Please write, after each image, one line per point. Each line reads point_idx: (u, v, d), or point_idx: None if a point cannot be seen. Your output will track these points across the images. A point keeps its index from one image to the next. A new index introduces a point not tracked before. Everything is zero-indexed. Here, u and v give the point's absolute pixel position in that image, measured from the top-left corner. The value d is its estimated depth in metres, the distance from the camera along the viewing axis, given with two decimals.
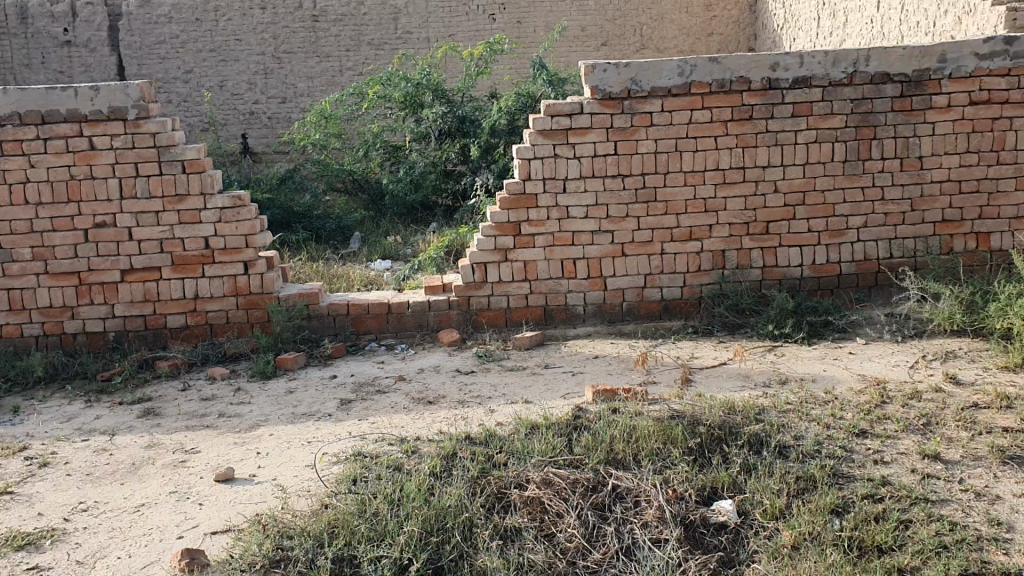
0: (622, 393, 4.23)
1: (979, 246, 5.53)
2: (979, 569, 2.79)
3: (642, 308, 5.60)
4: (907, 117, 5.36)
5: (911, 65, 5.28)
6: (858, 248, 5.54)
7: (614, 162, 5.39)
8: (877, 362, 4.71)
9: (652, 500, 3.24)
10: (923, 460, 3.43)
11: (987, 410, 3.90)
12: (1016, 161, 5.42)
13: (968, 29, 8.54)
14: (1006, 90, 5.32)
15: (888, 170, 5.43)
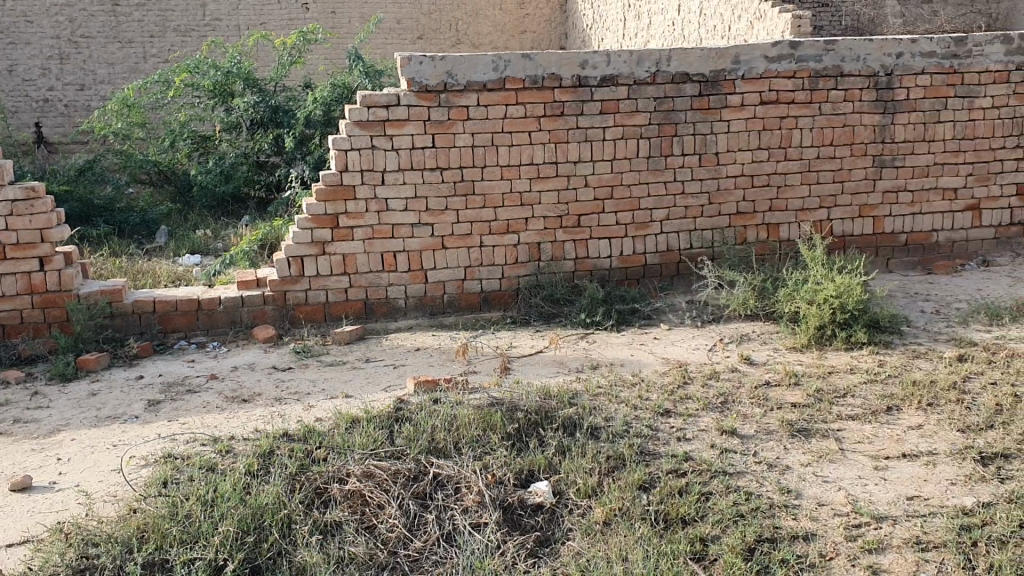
0: (442, 383, 4.27)
1: (770, 237, 5.96)
2: (772, 534, 2.94)
3: (461, 300, 5.69)
4: (704, 115, 5.69)
5: (708, 66, 5.61)
6: (662, 240, 5.85)
7: (432, 156, 5.42)
8: (679, 347, 4.99)
9: (472, 486, 3.30)
10: (721, 436, 3.68)
11: (777, 387, 4.22)
12: (801, 158, 5.86)
13: (753, 33, 9.40)
14: (792, 92, 5.74)
15: (690, 166, 5.75)
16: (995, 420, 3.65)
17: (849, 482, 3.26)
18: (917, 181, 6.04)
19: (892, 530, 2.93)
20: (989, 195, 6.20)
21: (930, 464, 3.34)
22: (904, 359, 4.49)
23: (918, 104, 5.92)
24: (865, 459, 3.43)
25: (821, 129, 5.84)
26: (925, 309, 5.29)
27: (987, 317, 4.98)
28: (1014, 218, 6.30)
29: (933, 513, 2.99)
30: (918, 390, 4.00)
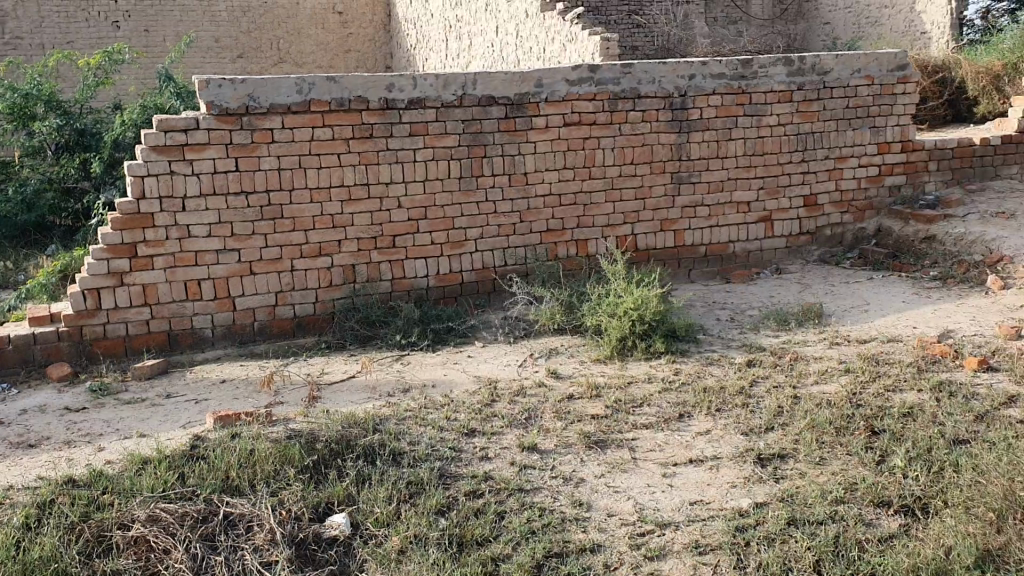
0: (243, 417, 4.13)
1: (578, 252, 6.11)
2: (562, 549, 3.00)
3: (272, 327, 5.52)
4: (512, 137, 5.79)
5: (513, 89, 5.71)
6: (477, 258, 5.89)
7: (236, 180, 5.26)
8: (491, 364, 5.02)
9: (264, 523, 3.20)
10: (521, 452, 3.73)
11: (581, 399, 4.32)
12: (606, 176, 6.05)
13: (566, 55, 9.67)
14: (593, 113, 5.93)
15: (500, 185, 5.83)
16: (775, 422, 3.86)
17: (638, 491, 3.37)
18: (713, 195, 6.36)
19: (674, 535, 3.05)
20: (779, 207, 6.59)
21: (713, 468, 3.50)
22: (699, 366, 4.70)
23: (711, 123, 6.23)
24: (655, 467, 3.55)
25: (623, 148, 6.06)
26: (721, 317, 5.56)
27: (776, 323, 5.29)
28: (803, 228, 6.72)
29: (712, 517, 3.13)
30: (709, 396, 4.18)
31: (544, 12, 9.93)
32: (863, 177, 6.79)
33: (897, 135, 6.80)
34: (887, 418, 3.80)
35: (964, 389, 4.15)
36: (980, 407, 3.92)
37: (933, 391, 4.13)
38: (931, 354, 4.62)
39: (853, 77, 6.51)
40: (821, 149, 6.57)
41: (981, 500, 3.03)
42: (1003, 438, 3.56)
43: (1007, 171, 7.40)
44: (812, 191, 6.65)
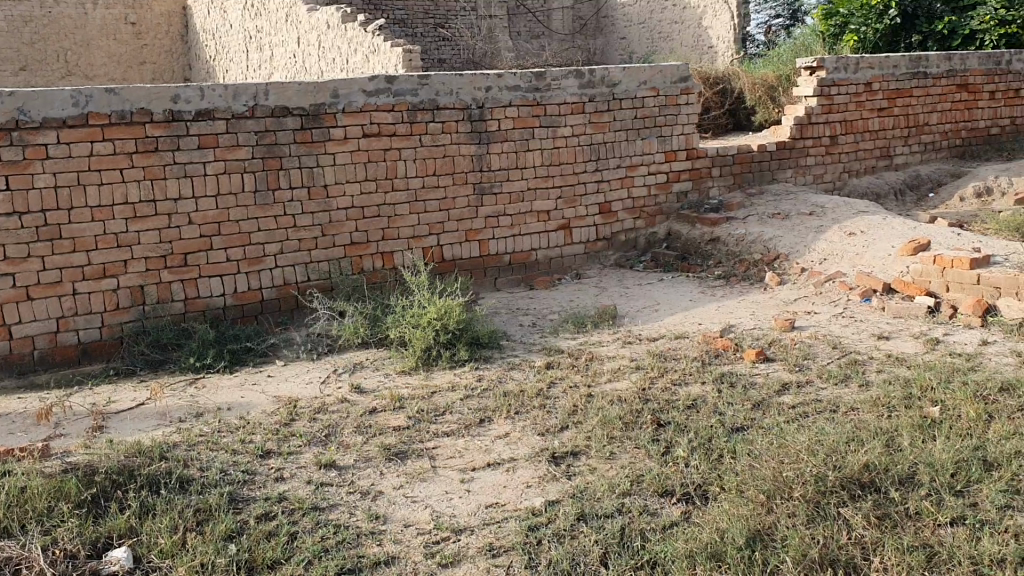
0: (16, 452, 3.82)
1: (383, 265, 6.07)
2: (355, 565, 2.95)
3: (55, 355, 5.14)
4: (308, 148, 5.68)
5: (307, 99, 5.62)
6: (276, 274, 5.73)
7: (7, 200, 4.88)
8: (291, 382, 4.89)
9: (35, 565, 2.98)
10: (318, 470, 3.66)
11: (382, 412, 4.29)
12: (407, 188, 6.05)
13: (369, 66, 9.64)
14: (392, 124, 5.92)
15: (298, 199, 5.70)
16: (569, 421, 3.97)
17: (435, 499, 3.37)
18: (515, 205, 6.49)
19: (468, 540, 3.07)
20: (577, 215, 6.80)
21: (509, 470, 3.55)
22: (500, 371, 4.77)
23: (509, 134, 6.36)
24: (453, 473, 3.57)
25: (423, 159, 6.07)
26: (523, 323, 5.66)
27: (574, 326, 5.45)
28: (600, 235, 6.96)
29: (506, 518, 3.18)
30: (508, 400, 4.25)
31: (344, 23, 9.86)
32: (653, 184, 7.13)
33: (682, 143, 7.19)
34: (672, 410, 3.99)
35: (743, 379, 4.42)
36: (757, 395, 4.18)
37: (715, 382, 4.38)
38: (715, 348, 4.90)
39: (639, 89, 6.84)
40: (613, 159, 6.85)
41: (752, 483, 3.22)
42: (775, 423, 3.81)
43: (782, 175, 7.97)
44: (607, 199, 6.91)
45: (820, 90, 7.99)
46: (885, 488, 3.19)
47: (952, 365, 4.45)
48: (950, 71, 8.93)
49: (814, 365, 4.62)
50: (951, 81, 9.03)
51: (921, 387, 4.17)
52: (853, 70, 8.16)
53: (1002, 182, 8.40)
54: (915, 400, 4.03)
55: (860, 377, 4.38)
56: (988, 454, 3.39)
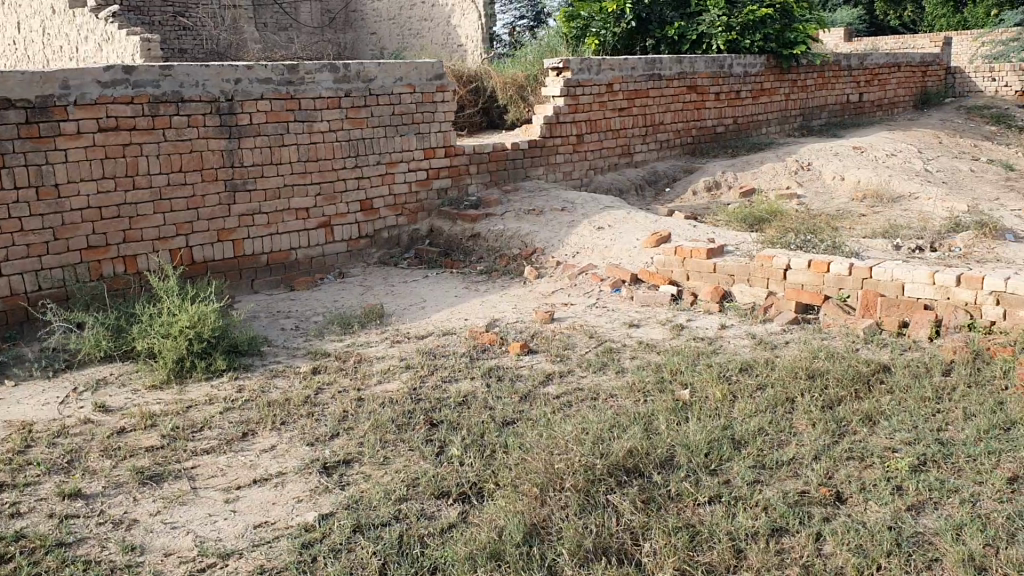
0: None
1: (125, 270, 5.62)
2: None
3: None
4: (36, 144, 5.13)
5: (32, 91, 5.07)
6: (2, 283, 5.13)
7: None
8: (24, 404, 4.39)
9: None
10: (62, 501, 3.31)
11: (133, 433, 3.96)
12: (151, 186, 5.65)
13: (103, 56, 9.05)
14: (132, 118, 5.49)
15: (26, 200, 5.14)
16: (340, 427, 3.86)
17: (197, 523, 3.15)
18: (270, 203, 6.24)
19: (238, 564, 2.89)
20: (336, 212, 6.65)
21: (278, 486, 3.39)
22: (261, 380, 4.55)
23: (261, 129, 6.09)
24: (216, 494, 3.36)
25: (168, 155, 5.68)
26: (284, 327, 5.46)
27: (338, 327, 5.32)
28: (361, 232, 6.86)
29: (277, 537, 3.03)
30: (272, 410, 4.07)
31: (72, 9, 9.16)
32: (412, 180, 7.12)
33: (440, 140, 7.24)
34: (443, 409, 3.98)
35: (510, 372, 4.49)
36: (523, 387, 4.26)
37: (484, 377, 4.42)
38: (481, 343, 4.95)
39: (395, 85, 6.80)
40: (372, 154, 6.77)
41: (525, 477, 3.27)
42: (542, 415, 3.89)
43: (535, 172, 8.22)
44: (366, 195, 6.81)
45: (567, 90, 8.30)
46: (650, 473, 3.34)
47: (697, 349, 4.76)
48: (680, 74, 9.59)
49: (574, 355, 4.78)
50: (682, 83, 9.70)
51: (672, 370, 4.43)
52: (596, 71, 8.54)
53: (729, 178, 9.11)
54: (667, 384, 4.27)
55: (616, 364, 4.58)
56: (735, 432, 3.64)
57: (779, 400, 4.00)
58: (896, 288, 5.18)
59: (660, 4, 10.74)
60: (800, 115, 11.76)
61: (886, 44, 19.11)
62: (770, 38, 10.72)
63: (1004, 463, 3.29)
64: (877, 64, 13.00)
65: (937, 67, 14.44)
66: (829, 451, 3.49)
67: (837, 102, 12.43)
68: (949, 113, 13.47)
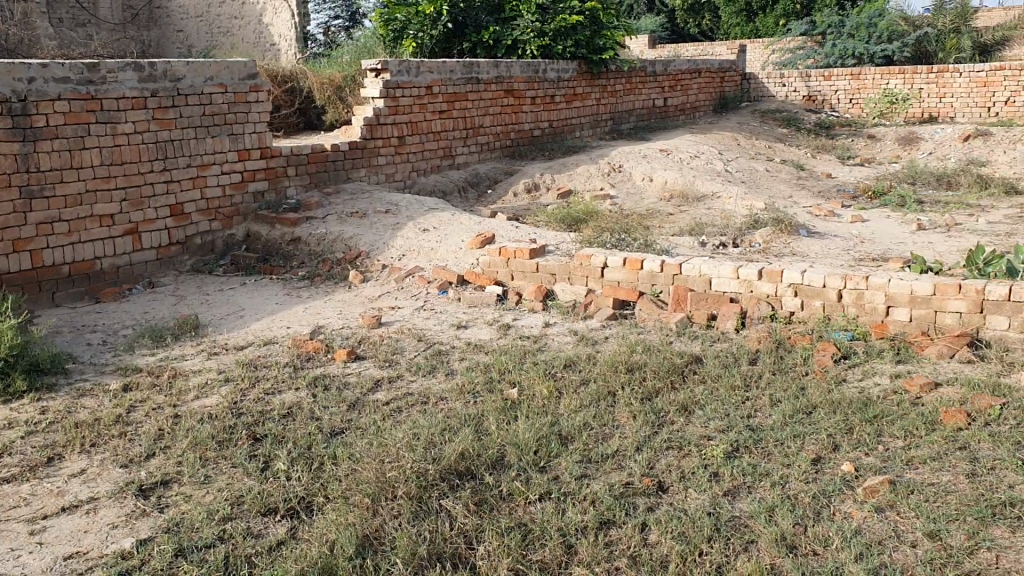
0: None
1: None
2: None
3: None
4: None
5: None
6: None
7: None
8: None
9: None
10: None
11: None
12: None
13: None
14: None
15: None
16: (157, 446, 3.67)
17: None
18: (71, 210, 5.84)
19: None
20: (144, 218, 6.31)
21: (89, 513, 3.17)
22: (68, 400, 4.25)
23: (60, 131, 5.70)
24: (20, 527, 3.11)
25: None
26: (92, 342, 5.13)
27: (152, 340, 5.05)
28: (172, 238, 6.55)
29: (90, 568, 2.84)
30: (81, 432, 3.81)
31: None
32: (226, 183, 6.88)
33: (254, 142, 7.04)
34: (268, 421, 3.86)
35: (337, 380, 4.41)
36: (351, 395, 4.19)
37: (309, 387, 4.31)
38: (305, 351, 4.83)
39: (205, 85, 6.56)
40: (181, 157, 6.48)
41: (357, 488, 3.22)
42: (371, 422, 3.84)
43: (355, 174, 8.12)
44: (177, 200, 6.51)
45: (386, 92, 8.24)
46: (481, 475, 3.36)
47: (522, 348, 4.83)
48: (497, 77, 9.74)
49: (401, 360, 4.74)
50: (500, 87, 9.86)
51: (499, 371, 4.48)
52: (415, 73, 8.54)
53: (547, 179, 9.32)
54: (495, 384, 4.31)
55: (445, 367, 4.59)
56: (562, 429, 3.73)
57: (602, 394, 4.12)
58: (704, 283, 5.46)
59: (475, 8, 10.72)
60: (610, 119, 12.21)
61: (687, 52, 20.12)
62: (581, 44, 11.17)
63: (807, 446, 3.52)
64: (680, 70, 13.67)
65: (735, 73, 15.40)
66: (650, 442, 3.63)
67: (644, 106, 12.97)
68: (745, 117, 14.35)
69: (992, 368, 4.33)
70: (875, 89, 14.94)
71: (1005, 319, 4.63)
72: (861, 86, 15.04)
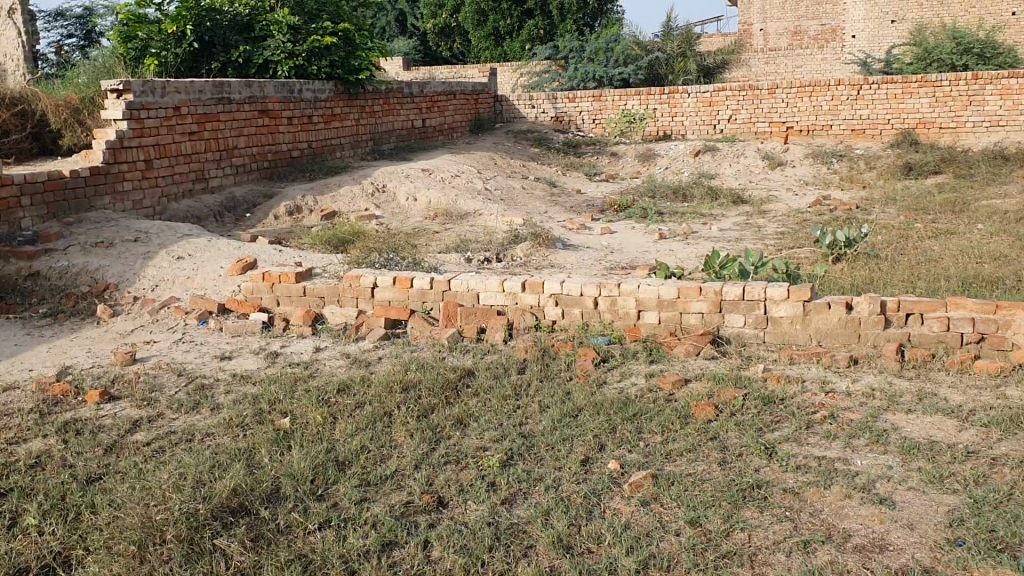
0: None
1: None
2: None
3: None
4: None
5: None
6: None
7: None
8: None
9: None
10: None
11: None
12: None
13: None
14: None
15: None
16: None
17: None
18: None
19: None
20: None
21: None
22: None
23: None
24: None
25: None
26: None
27: None
28: None
29: None
30: None
31: None
32: None
33: None
34: (13, 474, 3.52)
35: (90, 423, 4.10)
36: (108, 438, 3.90)
37: (59, 433, 3.98)
38: (52, 395, 4.45)
39: None
40: None
41: (120, 536, 3.01)
42: (132, 465, 3.61)
43: (99, 202, 7.60)
44: None
45: (129, 113, 7.82)
46: (256, 510, 3.24)
47: (293, 375, 4.72)
48: (250, 97, 9.54)
49: (162, 397, 4.49)
50: (253, 107, 9.62)
51: (269, 401, 4.35)
52: (161, 94, 8.18)
53: (308, 201, 9.16)
54: (265, 415, 4.18)
55: (211, 401, 4.39)
56: (338, 454, 3.68)
57: (377, 416, 4.11)
58: (472, 298, 5.55)
59: (223, 28, 10.39)
60: (370, 139, 12.20)
61: (440, 73, 20.51)
62: (336, 64, 11.14)
63: (576, 448, 3.68)
64: (435, 91, 13.89)
65: (487, 95, 15.94)
66: (427, 459, 3.66)
67: (402, 127, 13.08)
68: (499, 137, 14.81)
69: (732, 363, 4.72)
70: (615, 110, 15.84)
71: (740, 316, 5.05)
72: (602, 107, 15.88)
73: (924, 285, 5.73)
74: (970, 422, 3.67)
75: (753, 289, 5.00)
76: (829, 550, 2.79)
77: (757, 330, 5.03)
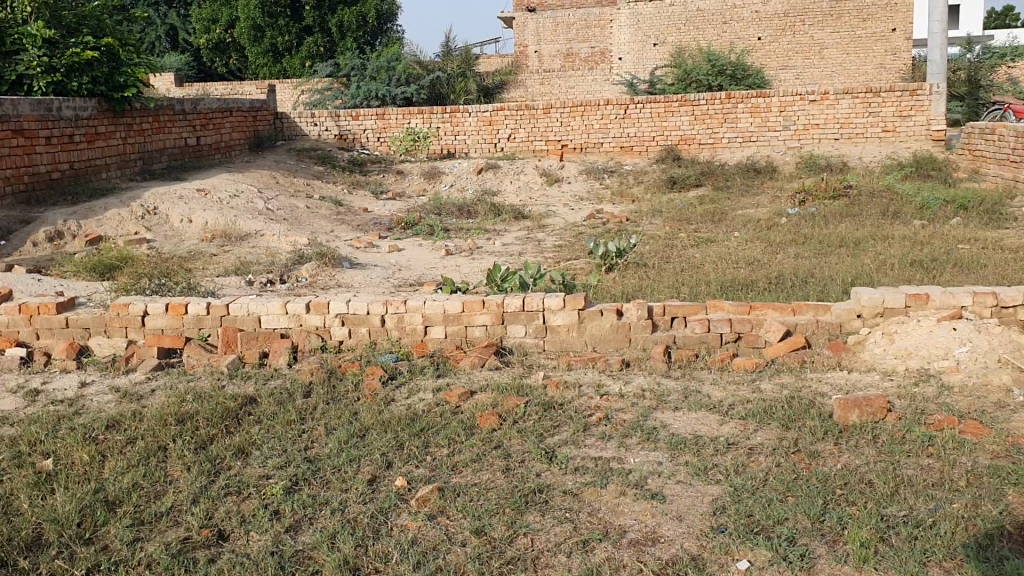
0: None
1: None
2: None
3: None
4: None
5: None
6: None
7: None
8: None
9: None
10: None
11: None
12: None
13: None
14: None
15: None
16: None
17: None
18: None
19: None
20: None
21: None
22: None
23: None
24: None
25: None
26: None
27: None
28: None
29: None
30: None
31: None
32: None
33: None
34: None
35: None
36: None
37: None
38: None
39: None
40: None
41: None
42: None
43: None
44: None
45: None
46: (13, 561, 3.00)
47: (55, 413, 4.39)
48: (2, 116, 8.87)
49: None
50: (6, 126, 8.95)
51: (29, 442, 4.02)
52: None
53: (71, 226, 8.58)
54: (25, 457, 3.87)
55: None
56: (107, 494, 3.47)
57: (151, 451, 3.90)
58: (252, 322, 5.37)
59: None
60: (139, 159, 11.59)
61: (215, 90, 19.80)
62: (98, 81, 10.56)
63: (362, 467, 3.65)
64: (210, 108, 13.40)
65: (265, 112, 15.54)
66: (206, 492, 3.51)
67: (175, 146, 12.51)
68: (281, 156, 14.47)
69: (514, 372, 4.85)
70: (398, 128, 15.88)
71: (521, 327, 5.20)
72: (385, 125, 15.87)
73: (687, 290, 6.12)
74: (730, 415, 3.95)
75: (532, 300, 5.16)
76: (605, 547, 2.92)
77: (537, 339, 5.20)
